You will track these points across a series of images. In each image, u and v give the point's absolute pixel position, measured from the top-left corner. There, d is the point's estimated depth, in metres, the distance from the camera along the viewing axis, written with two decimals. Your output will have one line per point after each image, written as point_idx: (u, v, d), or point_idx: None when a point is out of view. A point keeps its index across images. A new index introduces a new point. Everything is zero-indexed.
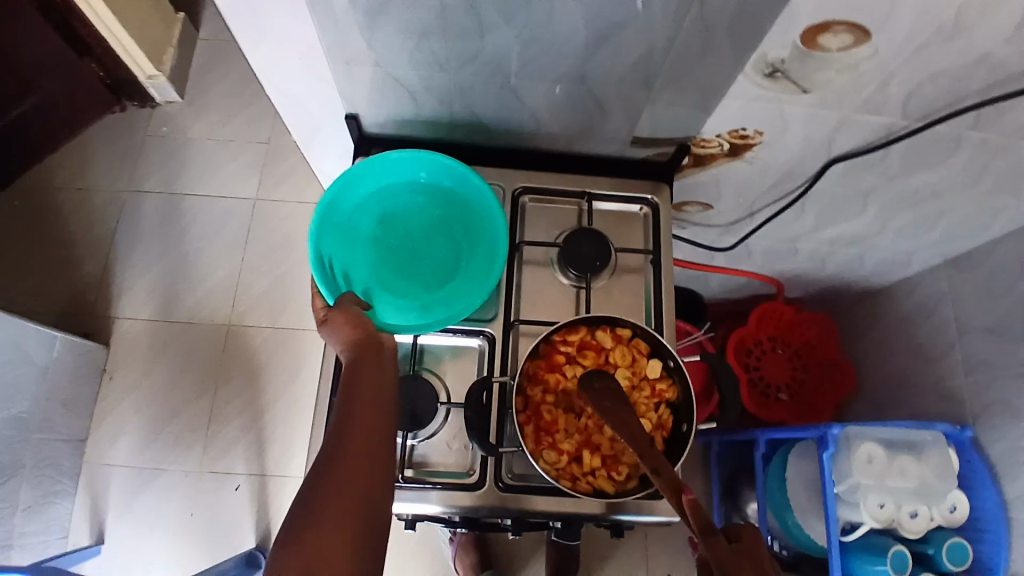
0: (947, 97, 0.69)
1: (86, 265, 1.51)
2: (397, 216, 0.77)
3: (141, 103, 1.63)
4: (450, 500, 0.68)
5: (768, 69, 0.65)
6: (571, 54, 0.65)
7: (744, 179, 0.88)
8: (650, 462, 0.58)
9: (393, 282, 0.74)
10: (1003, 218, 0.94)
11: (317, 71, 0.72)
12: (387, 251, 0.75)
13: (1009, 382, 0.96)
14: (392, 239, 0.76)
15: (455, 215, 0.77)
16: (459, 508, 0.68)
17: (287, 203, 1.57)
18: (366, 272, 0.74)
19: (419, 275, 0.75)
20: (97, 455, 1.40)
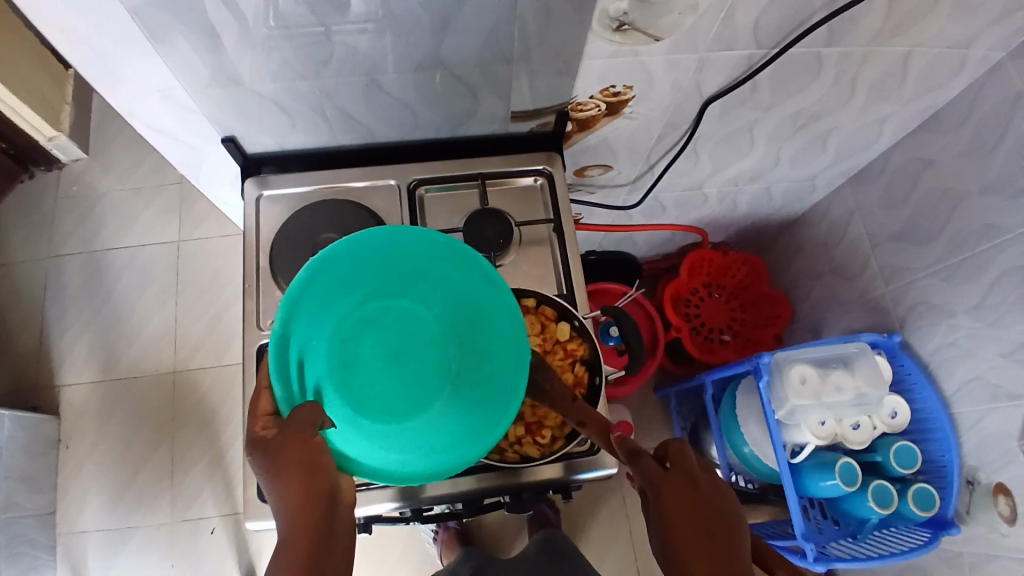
0: (792, 21, 0.71)
1: (21, 339, 1.47)
2: (392, 302, 0.63)
3: (47, 166, 1.59)
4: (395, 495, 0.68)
5: (615, 23, 0.67)
6: (424, 41, 0.67)
7: (632, 134, 0.90)
8: (575, 416, 0.64)
9: (360, 389, 0.59)
10: (886, 129, 0.98)
11: (180, 104, 0.71)
12: (360, 350, 0.61)
13: (921, 283, 1.00)
14: (370, 333, 0.61)
15: (466, 321, 0.63)
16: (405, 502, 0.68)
17: (212, 240, 1.55)
18: (337, 366, 0.59)
19: (395, 389, 0.60)
20: (67, 526, 1.37)
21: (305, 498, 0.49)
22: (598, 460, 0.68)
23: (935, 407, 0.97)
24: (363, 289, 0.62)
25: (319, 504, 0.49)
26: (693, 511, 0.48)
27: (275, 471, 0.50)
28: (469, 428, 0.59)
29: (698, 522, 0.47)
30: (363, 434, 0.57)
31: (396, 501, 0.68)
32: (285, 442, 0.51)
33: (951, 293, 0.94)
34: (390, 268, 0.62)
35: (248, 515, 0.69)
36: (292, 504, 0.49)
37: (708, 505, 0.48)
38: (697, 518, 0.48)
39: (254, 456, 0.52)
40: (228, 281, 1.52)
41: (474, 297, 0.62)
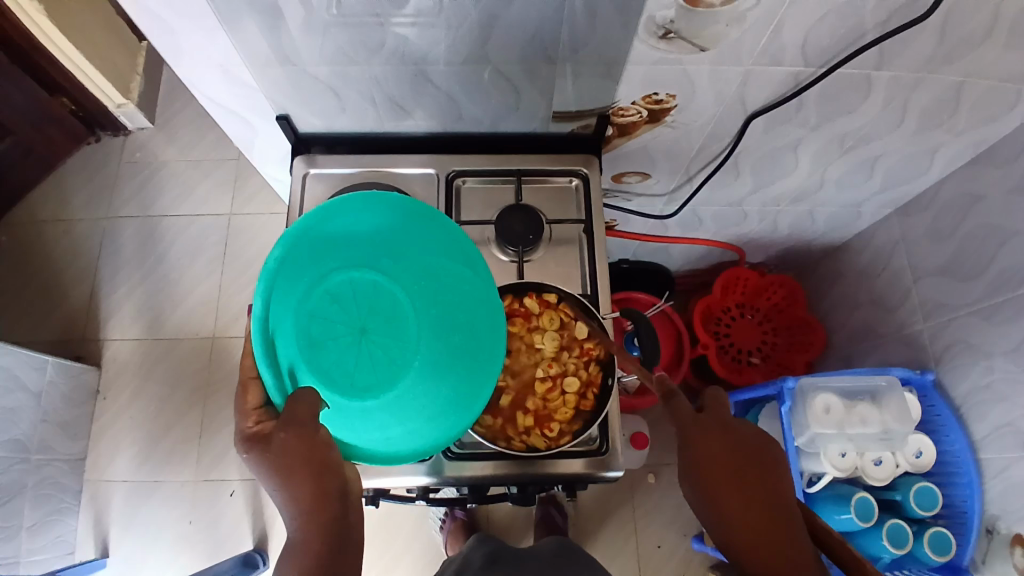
0: (842, 40, 0.71)
1: (74, 292, 1.56)
2: (356, 272, 0.64)
3: (114, 132, 1.69)
4: (438, 472, 0.69)
5: (660, 31, 0.69)
6: (470, 36, 0.69)
7: (672, 143, 0.90)
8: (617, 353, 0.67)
9: (330, 364, 0.61)
10: (938, 159, 0.95)
11: (240, 81, 0.76)
12: (329, 325, 0.62)
13: (962, 322, 0.96)
14: (338, 307, 0.63)
15: (434, 297, 0.65)
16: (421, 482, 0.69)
17: (260, 216, 1.62)
18: (303, 341, 0.60)
19: (368, 363, 0.63)
20: (97, 473, 1.44)
21: (318, 493, 0.53)
22: (608, 460, 0.70)
23: (963, 451, 0.93)
24: (326, 266, 0.63)
25: (332, 501, 0.53)
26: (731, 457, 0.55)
27: (283, 473, 0.53)
28: (449, 399, 0.62)
29: (736, 469, 0.55)
30: (348, 415, 0.60)
31: (431, 476, 0.69)
32: (286, 444, 0.53)
33: (991, 334, 0.91)
34: (357, 246, 0.64)
35: None
36: (307, 500, 0.52)
37: (746, 454, 0.55)
38: (735, 464, 0.55)
39: (255, 451, 0.55)
40: None
41: (442, 275, 0.64)
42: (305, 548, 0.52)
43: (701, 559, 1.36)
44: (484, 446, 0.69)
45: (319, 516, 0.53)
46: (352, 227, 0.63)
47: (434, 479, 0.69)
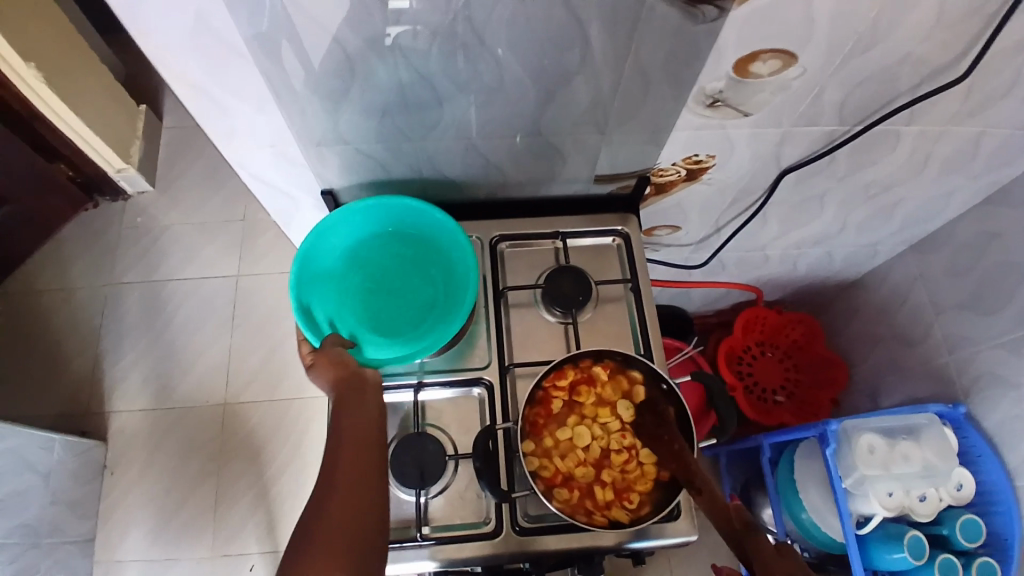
0: (878, 101, 0.74)
1: (76, 363, 1.51)
2: (362, 255, 0.81)
3: (113, 197, 1.66)
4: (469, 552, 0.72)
5: (708, 100, 0.71)
6: (526, 112, 0.70)
7: (706, 199, 0.93)
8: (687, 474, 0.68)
9: (366, 322, 0.79)
10: (953, 201, 0.99)
11: (289, 158, 0.75)
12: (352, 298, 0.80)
13: (990, 356, 0.99)
14: (358, 280, 0.81)
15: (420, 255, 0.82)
16: (477, 559, 0.72)
17: (269, 276, 1.59)
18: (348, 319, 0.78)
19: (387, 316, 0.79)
20: (108, 554, 1.37)
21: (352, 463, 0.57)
22: (678, 524, 0.73)
23: (1002, 482, 0.96)
24: (342, 261, 0.81)
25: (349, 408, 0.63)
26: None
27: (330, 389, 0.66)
28: (450, 312, 0.79)
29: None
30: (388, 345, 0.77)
31: (438, 562, 0.71)
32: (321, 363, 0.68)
33: (1020, 366, 0.94)
34: (358, 239, 0.81)
35: None
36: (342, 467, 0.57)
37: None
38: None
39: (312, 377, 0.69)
40: (282, 317, 1.55)
41: (419, 237, 0.82)
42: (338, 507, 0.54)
43: None
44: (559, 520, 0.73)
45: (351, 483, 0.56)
46: (354, 231, 0.81)
47: (441, 563, 0.71)
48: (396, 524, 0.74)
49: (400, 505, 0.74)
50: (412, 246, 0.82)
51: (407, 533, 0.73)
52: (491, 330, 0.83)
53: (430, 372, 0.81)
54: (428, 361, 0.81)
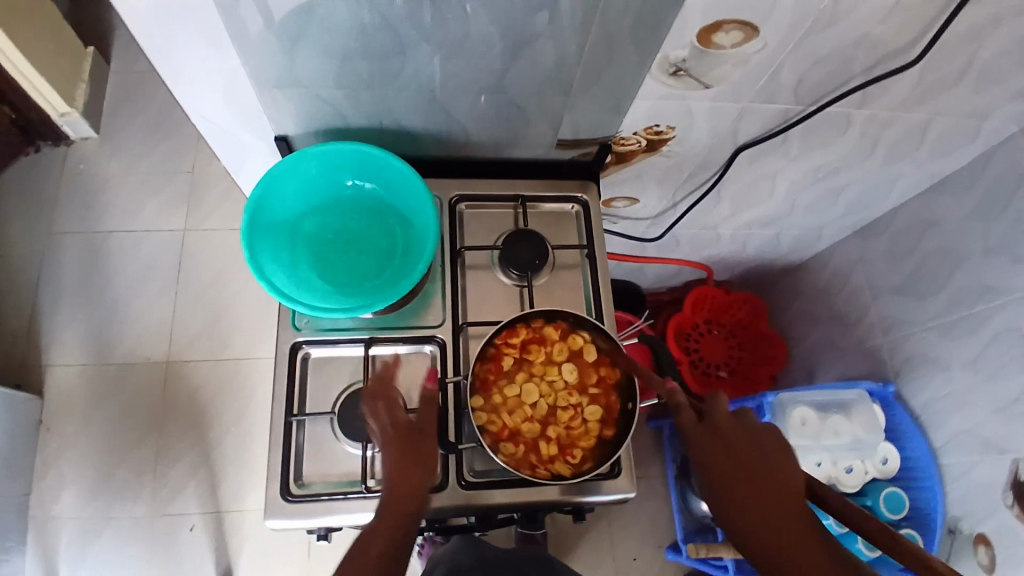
0: (833, 81, 0.76)
1: (9, 314, 1.44)
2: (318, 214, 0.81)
3: (55, 142, 1.57)
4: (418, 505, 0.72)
5: (671, 69, 0.72)
6: (491, 67, 0.70)
7: (664, 171, 0.95)
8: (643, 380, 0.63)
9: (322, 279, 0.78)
10: (896, 188, 1.04)
11: (243, 100, 0.72)
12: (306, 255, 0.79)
13: (919, 337, 1.05)
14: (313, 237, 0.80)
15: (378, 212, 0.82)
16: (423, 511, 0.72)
17: (219, 232, 1.54)
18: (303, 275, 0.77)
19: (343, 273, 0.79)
20: (40, 512, 1.32)
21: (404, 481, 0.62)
22: (617, 483, 0.76)
23: (925, 456, 1.02)
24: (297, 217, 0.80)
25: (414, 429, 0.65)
26: (740, 463, 0.54)
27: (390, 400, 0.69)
28: (408, 266, 0.80)
29: (747, 478, 0.53)
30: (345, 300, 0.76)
31: None
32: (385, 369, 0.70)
33: (947, 347, 1.00)
34: (313, 194, 0.80)
35: (267, 513, 0.70)
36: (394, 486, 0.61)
37: (752, 456, 0.54)
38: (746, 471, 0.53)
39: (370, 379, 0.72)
40: (232, 275, 1.51)
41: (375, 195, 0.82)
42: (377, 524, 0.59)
43: (677, 567, 1.41)
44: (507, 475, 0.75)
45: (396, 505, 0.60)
46: (309, 183, 0.79)
47: None
48: (342, 477, 0.74)
49: (348, 458, 0.74)
50: (370, 202, 0.82)
51: (353, 485, 0.73)
52: (445, 289, 0.82)
53: (381, 329, 0.80)
54: (380, 318, 0.81)
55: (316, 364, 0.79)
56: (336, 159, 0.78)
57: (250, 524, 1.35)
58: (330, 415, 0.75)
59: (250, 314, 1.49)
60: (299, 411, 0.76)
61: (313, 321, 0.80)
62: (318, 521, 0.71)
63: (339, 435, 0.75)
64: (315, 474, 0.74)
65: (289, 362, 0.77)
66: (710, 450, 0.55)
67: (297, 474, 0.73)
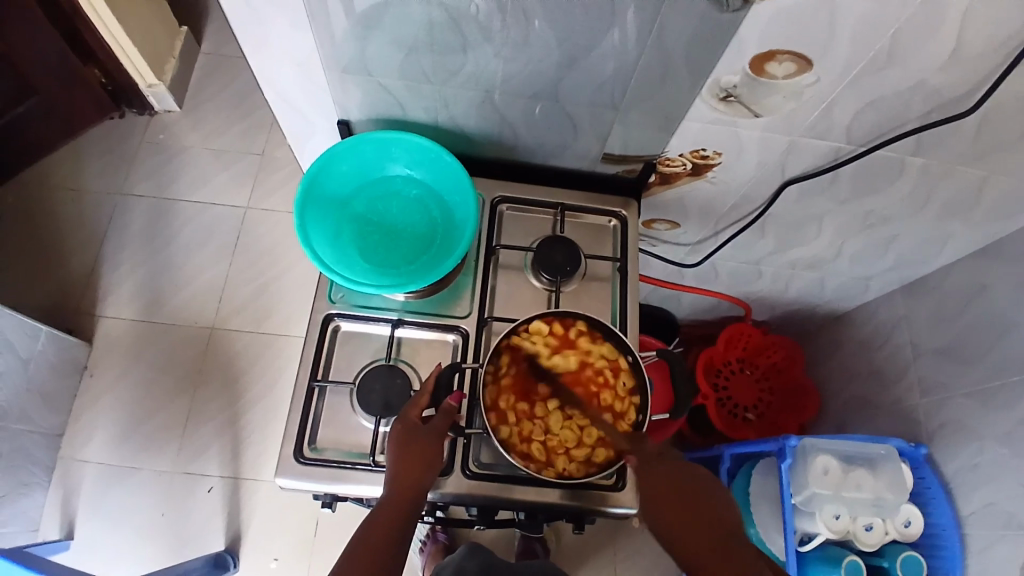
0: (887, 124, 0.76)
1: (76, 263, 1.55)
2: (368, 192, 0.85)
3: (140, 110, 1.70)
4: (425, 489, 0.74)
5: (722, 94, 0.73)
6: (545, 73, 0.72)
7: (707, 197, 0.96)
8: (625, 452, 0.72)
9: (363, 256, 0.82)
10: (950, 245, 1.01)
11: (313, 79, 0.77)
12: (353, 230, 0.83)
13: (959, 403, 1.01)
14: (361, 215, 0.84)
15: (425, 196, 0.86)
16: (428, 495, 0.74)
17: (277, 213, 1.62)
18: (346, 249, 0.82)
19: (384, 251, 0.83)
20: (73, 451, 1.40)
21: (383, 537, 0.62)
22: (619, 496, 0.75)
23: (949, 525, 0.98)
24: (350, 194, 0.85)
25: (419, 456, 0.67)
26: (678, 496, 0.70)
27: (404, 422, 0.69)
28: (447, 252, 0.83)
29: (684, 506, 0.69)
30: (382, 277, 0.80)
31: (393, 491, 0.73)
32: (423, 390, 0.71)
33: (986, 416, 0.96)
34: (365, 173, 0.85)
35: (278, 470, 0.73)
36: (371, 538, 0.62)
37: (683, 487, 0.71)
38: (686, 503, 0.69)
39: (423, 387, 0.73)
40: (282, 254, 1.58)
41: (422, 181, 0.86)
42: None
43: None
44: (515, 472, 0.76)
45: (369, 562, 0.61)
46: (362, 164, 0.83)
47: None
48: (353, 448, 0.76)
49: (361, 431, 0.77)
50: (419, 185, 0.86)
51: (362, 457, 0.75)
52: (475, 284, 0.85)
53: (409, 313, 0.83)
54: (410, 303, 0.83)
55: (344, 337, 0.82)
56: (393, 146, 0.82)
57: (263, 495, 1.39)
58: (349, 386, 0.78)
59: (294, 293, 1.55)
60: (322, 376, 0.79)
61: (346, 296, 0.83)
62: (324, 487, 0.73)
63: (356, 408, 0.77)
64: (328, 441, 0.76)
65: (320, 332, 0.81)
66: (653, 479, 0.71)
67: (311, 438, 0.76)
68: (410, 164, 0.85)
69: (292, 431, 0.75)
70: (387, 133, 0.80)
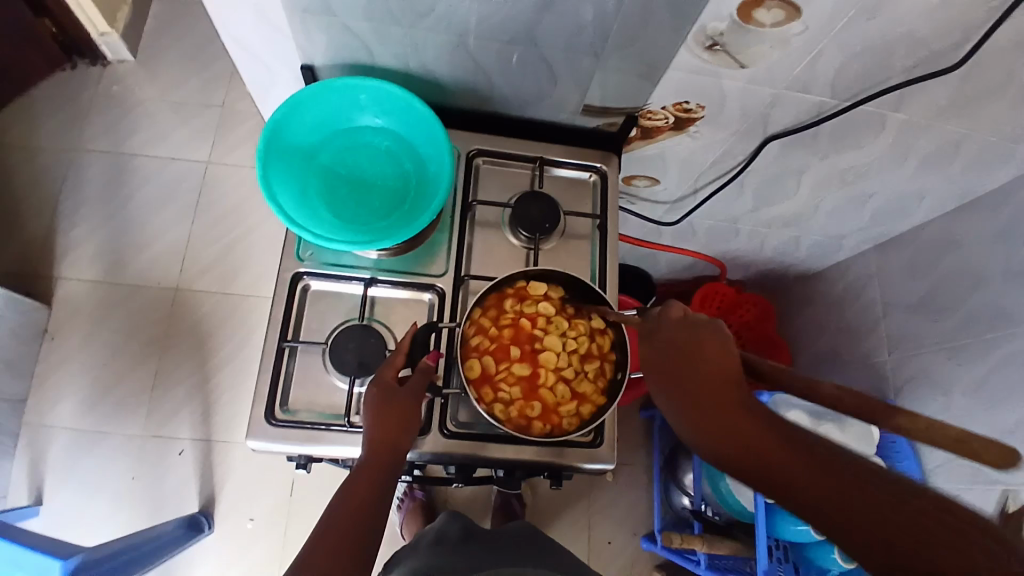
0: (871, 76, 0.75)
1: (30, 222, 1.47)
2: (337, 144, 0.81)
3: (92, 59, 1.59)
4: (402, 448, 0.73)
5: (708, 42, 0.71)
6: (524, 16, 0.68)
7: (688, 152, 0.94)
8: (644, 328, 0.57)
9: (334, 210, 0.79)
10: (924, 203, 1.01)
11: (274, 21, 0.72)
12: (322, 185, 0.79)
13: (927, 358, 1.03)
14: (331, 167, 0.80)
15: (398, 148, 0.82)
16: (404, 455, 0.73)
17: (242, 169, 1.55)
18: (315, 203, 0.78)
19: (356, 206, 0.80)
20: (36, 419, 1.36)
21: (364, 498, 0.61)
22: (598, 453, 0.76)
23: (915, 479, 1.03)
24: (318, 145, 0.80)
25: (398, 420, 0.65)
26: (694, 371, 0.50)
27: (379, 386, 0.66)
28: (422, 206, 0.80)
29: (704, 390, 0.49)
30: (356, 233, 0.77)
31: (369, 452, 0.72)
32: (398, 352, 0.69)
33: (952, 371, 0.98)
34: (333, 123, 0.80)
35: (250, 433, 0.71)
36: (350, 500, 0.61)
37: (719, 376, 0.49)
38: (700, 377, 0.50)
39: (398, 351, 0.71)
40: (249, 211, 1.52)
41: (393, 132, 0.82)
42: (325, 550, 0.57)
43: (649, 557, 1.42)
44: (493, 429, 0.75)
45: (350, 522, 0.59)
46: (329, 113, 0.79)
47: None
48: (327, 409, 0.74)
49: (335, 392, 0.75)
50: (390, 135, 0.82)
51: (337, 418, 0.74)
52: (452, 242, 0.82)
53: (382, 271, 0.80)
54: (384, 261, 0.81)
55: (315, 297, 0.79)
56: (361, 95, 0.78)
57: (238, 457, 1.38)
58: (322, 346, 0.76)
59: (262, 251, 1.50)
60: (293, 337, 0.76)
61: (317, 254, 0.80)
62: (298, 448, 0.72)
63: (329, 369, 0.75)
64: (301, 402, 0.74)
65: (290, 291, 0.78)
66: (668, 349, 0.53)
67: (284, 400, 0.74)
68: (381, 113, 0.80)
69: (264, 393, 0.73)
70: (355, 79, 0.75)
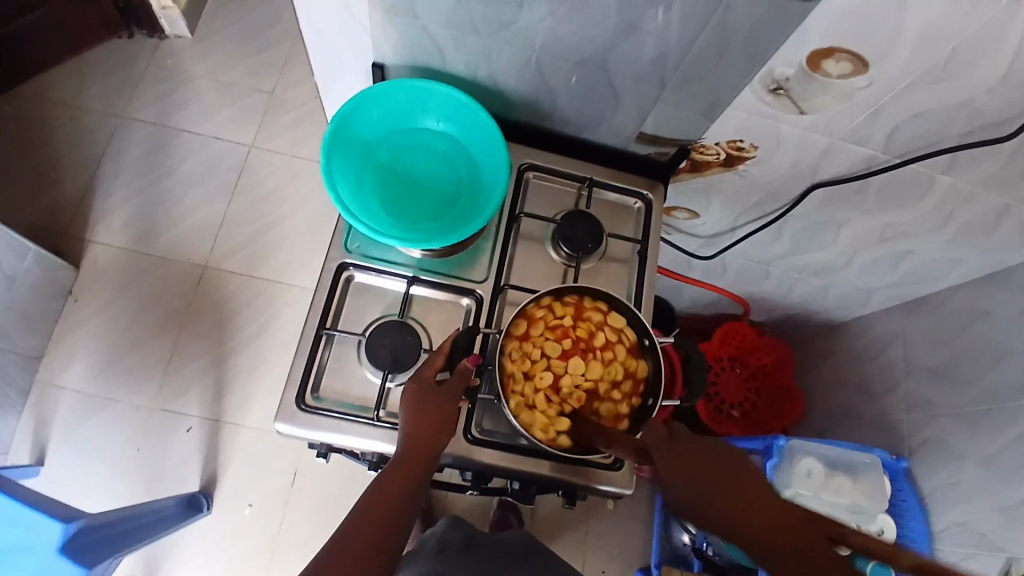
0: (927, 138, 0.76)
1: (68, 183, 1.49)
2: (396, 142, 0.83)
3: (150, 32, 1.62)
4: None
5: (773, 85, 0.72)
6: (598, 40, 0.70)
7: (733, 190, 0.95)
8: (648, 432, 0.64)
9: (385, 206, 0.80)
10: (959, 268, 1.02)
11: (354, 16, 0.74)
12: (378, 180, 0.81)
13: (946, 422, 1.03)
14: (387, 164, 0.82)
15: (454, 153, 0.83)
16: None
17: (282, 155, 1.57)
18: (369, 197, 0.80)
19: (407, 205, 0.81)
20: (49, 377, 1.36)
21: (393, 494, 0.61)
22: (617, 476, 0.76)
23: (920, 539, 1.01)
24: (378, 141, 0.82)
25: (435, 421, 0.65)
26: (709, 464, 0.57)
27: (420, 386, 0.67)
28: (471, 213, 0.81)
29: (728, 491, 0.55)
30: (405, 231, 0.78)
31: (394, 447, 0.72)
32: (438, 353, 0.70)
33: (971, 438, 0.98)
34: (395, 121, 0.82)
35: (278, 415, 0.72)
36: (380, 495, 0.61)
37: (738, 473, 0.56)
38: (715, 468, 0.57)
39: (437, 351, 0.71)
40: (284, 198, 1.54)
41: (452, 136, 0.83)
42: (354, 541, 0.58)
43: None
44: (516, 440, 0.76)
45: (376, 523, 0.59)
46: (394, 111, 0.81)
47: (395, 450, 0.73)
48: (356, 400, 0.75)
49: (366, 385, 0.75)
50: (449, 140, 0.83)
51: (365, 411, 0.74)
52: (495, 251, 0.83)
53: (424, 271, 0.81)
54: (427, 261, 0.82)
55: (356, 288, 0.80)
56: (428, 99, 0.80)
57: (243, 440, 1.38)
58: (358, 337, 0.76)
59: (292, 239, 1.51)
60: (331, 325, 0.77)
61: (363, 247, 0.81)
62: (324, 436, 0.72)
63: (362, 360, 0.76)
64: (331, 391, 0.75)
65: (332, 280, 0.78)
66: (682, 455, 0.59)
67: (315, 386, 0.75)
68: (443, 117, 0.82)
69: (297, 378, 0.74)
70: (425, 82, 0.77)
